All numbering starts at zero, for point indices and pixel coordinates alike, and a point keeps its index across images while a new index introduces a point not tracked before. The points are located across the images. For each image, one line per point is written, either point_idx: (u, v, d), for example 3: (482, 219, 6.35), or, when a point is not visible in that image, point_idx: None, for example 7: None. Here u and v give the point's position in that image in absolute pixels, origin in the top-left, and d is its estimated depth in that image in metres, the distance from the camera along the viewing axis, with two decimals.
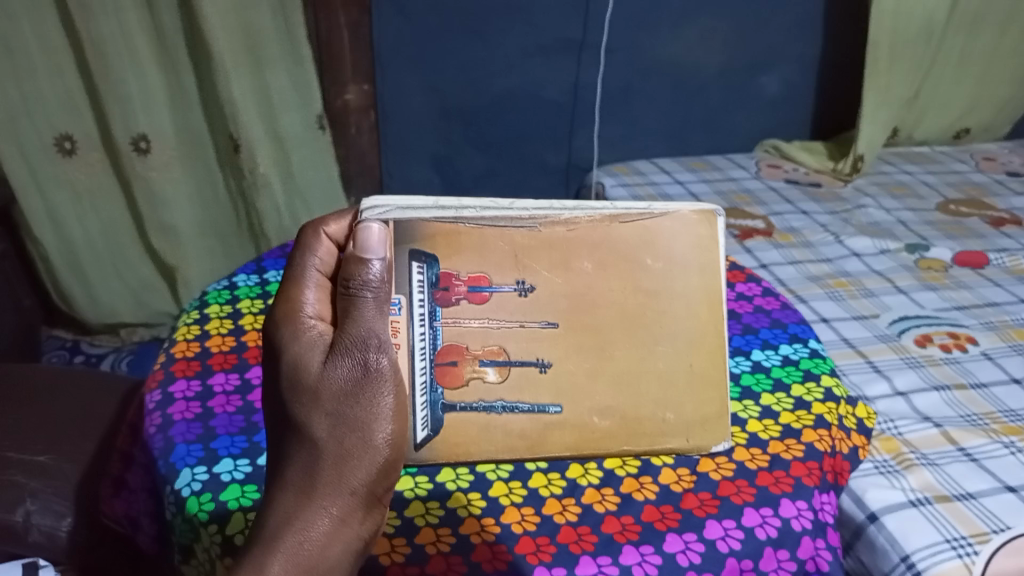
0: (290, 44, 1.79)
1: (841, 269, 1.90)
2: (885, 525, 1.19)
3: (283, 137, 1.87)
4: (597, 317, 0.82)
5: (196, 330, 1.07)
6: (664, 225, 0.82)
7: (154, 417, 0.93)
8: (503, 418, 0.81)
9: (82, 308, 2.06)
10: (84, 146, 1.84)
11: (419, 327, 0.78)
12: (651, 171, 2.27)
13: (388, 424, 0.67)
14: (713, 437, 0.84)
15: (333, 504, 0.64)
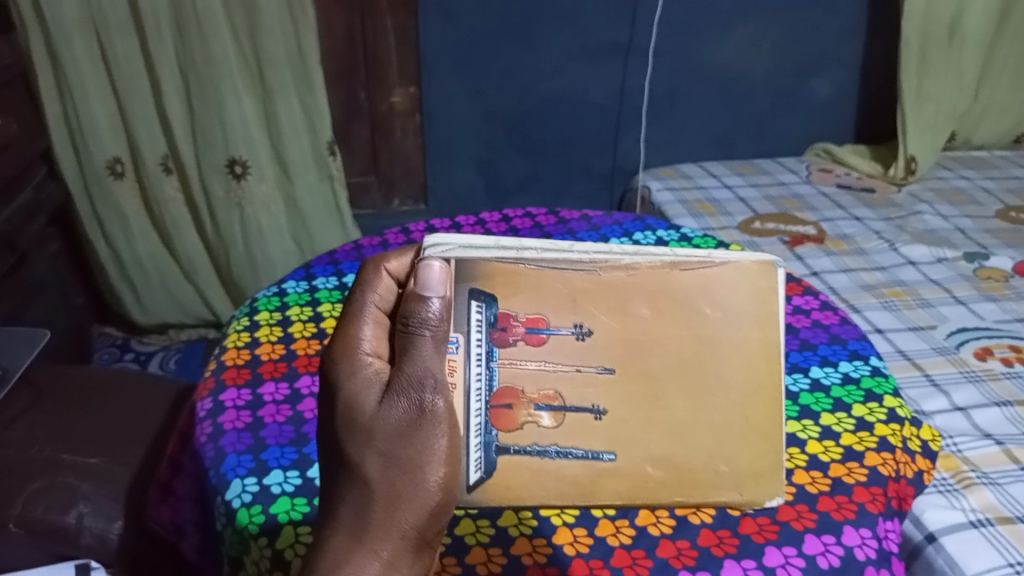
0: (300, 70, 1.84)
1: (896, 278, 1.84)
2: (943, 547, 1.15)
3: (287, 163, 1.95)
4: (651, 362, 0.78)
5: (247, 337, 1.07)
6: (724, 275, 0.77)
7: (205, 425, 0.93)
8: (556, 463, 0.76)
9: (130, 310, 2.16)
10: (130, 169, 1.96)
11: (476, 367, 0.75)
12: (699, 175, 2.25)
13: (440, 466, 0.65)
14: (768, 492, 0.79)
15: (383, 547, 0.63)
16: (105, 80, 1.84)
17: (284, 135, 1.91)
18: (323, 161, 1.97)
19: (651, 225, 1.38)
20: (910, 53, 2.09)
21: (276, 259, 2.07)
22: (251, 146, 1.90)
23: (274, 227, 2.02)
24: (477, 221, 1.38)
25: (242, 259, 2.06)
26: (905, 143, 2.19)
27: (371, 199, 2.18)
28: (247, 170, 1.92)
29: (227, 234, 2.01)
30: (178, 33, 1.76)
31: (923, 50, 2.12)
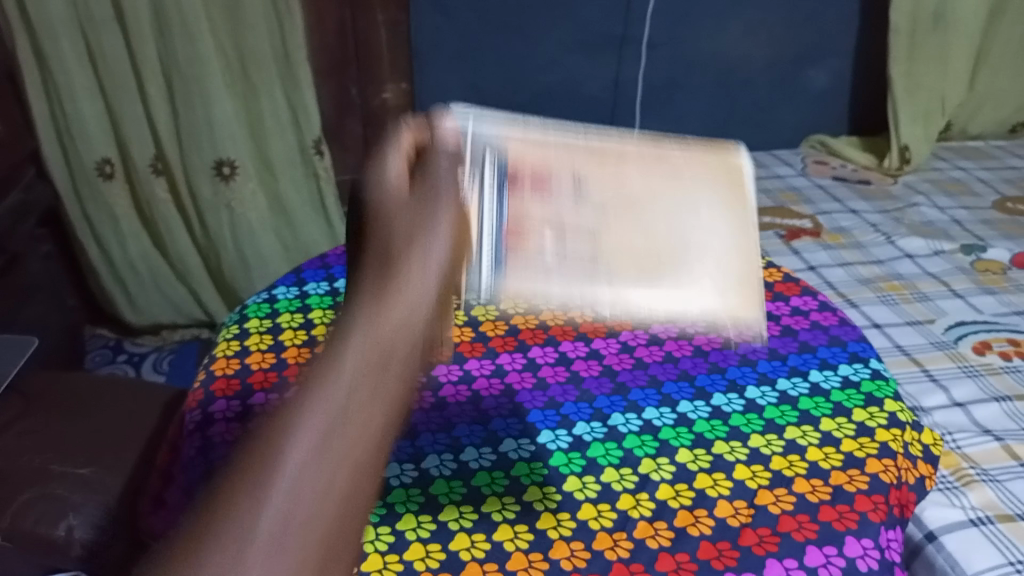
0: (286, 68, 1.83)
1: (894, 271, 1.83)
2: (944, 546, 1.13)
3: (272, 161, 1.94)
4: (641, 202, 0.76)
5: (236, 346, 1.05)
6: (689, 152, 0.82)
7: (194, 438, 0.92)
8: (560, 290, 0.66)
9: (122, 311, 2.13)
10: (120, 170, 1.92)
11: (487, 193, 0.67)
12: None
13: (430, 293, 0.47)
14: (751, 302, 0.74)
15: (359, 362, 0.43)
16: (93, 80, 1.80)
17: (267, 132, 1.90)
18: (308, 159, 1.97)
19: None
20: (899, 42, 2.08)
21: (266, 258, 2.05)
22: (237, 145, 1.88)
23: (263, 225, 2.01)
24: None
25: (233, 260, 2.04)
26: (896, 132, 2.19)
27: None
28: (235, 170, 1.91)
29: (216, 236, 1.99)
30: (158, 36, 1.74)
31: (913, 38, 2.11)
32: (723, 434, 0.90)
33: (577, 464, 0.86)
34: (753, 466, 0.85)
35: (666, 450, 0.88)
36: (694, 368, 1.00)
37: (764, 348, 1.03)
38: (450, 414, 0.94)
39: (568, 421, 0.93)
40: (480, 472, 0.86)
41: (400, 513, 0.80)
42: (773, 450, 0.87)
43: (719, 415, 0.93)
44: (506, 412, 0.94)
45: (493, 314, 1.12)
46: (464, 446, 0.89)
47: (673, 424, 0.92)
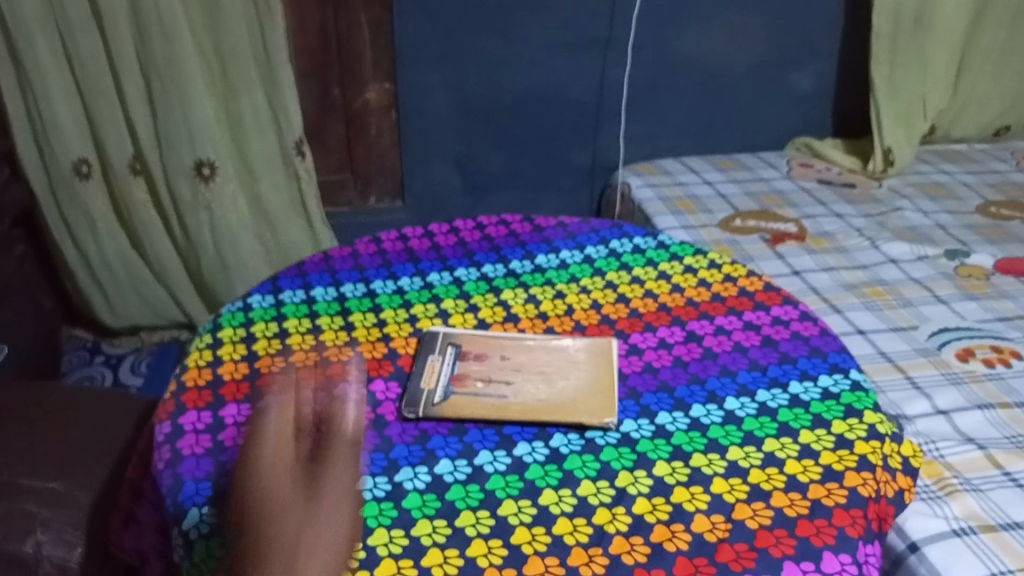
0: (267, 69, 1.80)
1: (877, 277, 1.82)
2: (926, 557, 1.13)
3: (253, 163, 1.90)
4: None
5: (208, 356, 1.03)
6: None
7: (161, 450, 0.89)
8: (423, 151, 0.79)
9: (100, 313, 2.10)
10: (98, 170, 1.90)
11: None
12: (679, 171, 2.22)
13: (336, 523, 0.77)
14: None
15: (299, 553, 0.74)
16: (70, 79, 1.78)
17: (247, 133, 1.87)
18: (289, 161, 1.93)
19: (628, 232, 1.35)
20: (880, 44, 2.09)
21: (246, 261, 2.01)
22: (217, 146, 1.85)
23: (243, 228, 1.97)
24: (450, 228, 1.35)
25: (213, 263, 2.00)
26: (879, 133, 2.19)
27: (348, 196, 2.11)
28: (215, 171, 1.87)
29: (196, 237, 1.96)
30: (138, 35, 1.71)
31: (893, 42, 2.11)
32: (701, 446, 0.88)
33: (553, 477, 0.84)
34: (731, 480, 0.83)
35: (643, 463, 0.86)
36: (674, 379, 0.99)
37: (743, 358, 1.02)
38: (424, 425, 0.92)
39: (545, 433, 0.91)
40: (455, 486, 0.84)
41: (373, 527, 0.79)
42: (750, 463, 0.85)
43: (698, 427, 0.91)
44: (482, 423, 0.92)
45: (471, 322, 1.10)
46: (439, 458, 0.87)
47: (650, 436, 0.90)
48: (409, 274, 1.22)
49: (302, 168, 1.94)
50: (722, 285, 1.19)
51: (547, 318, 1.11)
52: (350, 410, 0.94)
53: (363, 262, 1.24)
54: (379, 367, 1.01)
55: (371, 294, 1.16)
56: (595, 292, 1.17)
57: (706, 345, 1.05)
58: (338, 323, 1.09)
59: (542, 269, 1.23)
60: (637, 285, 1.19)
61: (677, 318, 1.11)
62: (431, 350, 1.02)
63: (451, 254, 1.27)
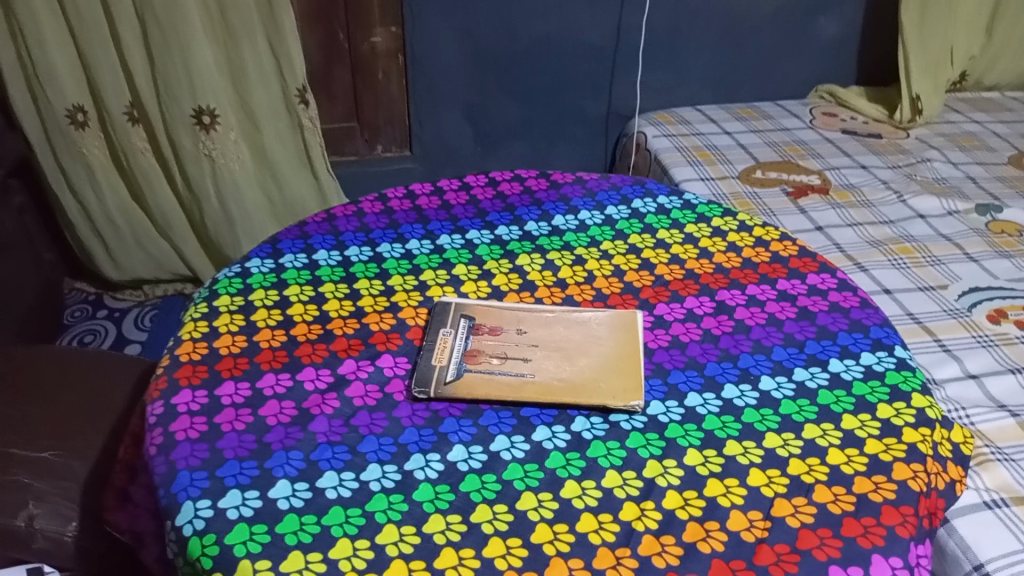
0: (268, 12, 1.70)
1: (905, 233, 1.74)
2: (956, 530, 1.06)
3: (255, 111, 1.82)
4: None
5: (204, 327, 0.96)
6: None
7: (155, 434, 0.83)
8: None
9: (102, 266, 2.04)
10: (95, 119, 1.81)
11: None
12: (698, 120, 2.12)
13: None
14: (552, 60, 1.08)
15: None
16: (61, 21, 1.67)
17: (248, 80, 1.77)
18: (292, 109, 1.84)
19: (651, 191, 1.26)
20: None
21: (250, 212, 1.95)
22: (218, 94, 1.76)
23: (246, 177, 1.90)
24: (462, 185, 1.27)
25: (216, 215, 1.93)
26: (907, 83, 2.07)
27: (353, 146, 2.02)
28: (216, 120, 1.79)
29: (199, 189, 1.89)
30: None
31: None
32: (735, 433, 0.82)
33: (576, 467, 0.79)
34: (769, 471, 0.77)
35: (673, 451, 0.80)
36: (703, 355, 0.92)
37: (778, 333, 0.95)
38: (436, 406, 0.86)
39: (566, 416, 0.85)
40: (469, 476, 0.78)
41: (382, 523, 0.73)
42: (789, 452, 0.79)
43: (730, 411, 0.85)
44: (498, 404, 0.86)
45: (485, 291, 1.03)
46: (452, 444, 0.82)
47: (680, 420, 0.84)
48: (418, 236, 1.14)
49: (306, 117, 1.85)
50: (753, 251, 1.11)
51: (566, 286, 1.04)
52: (358, 389, 0.88)
53: (369, 223, 1.16)
54: (388, 340, 0.94)
55: (378, 259, 1.09)
56: (617, 257, 1.10)
57: (738, 317, 0.97)
58: (344, 292, 1.02)
59: (559, 231, 1.16)
60: (662, 250, 1.11)
61: (706, 287, 1.03)
62: (442, 324, 0.95)
63: (462, 214, 1.19)
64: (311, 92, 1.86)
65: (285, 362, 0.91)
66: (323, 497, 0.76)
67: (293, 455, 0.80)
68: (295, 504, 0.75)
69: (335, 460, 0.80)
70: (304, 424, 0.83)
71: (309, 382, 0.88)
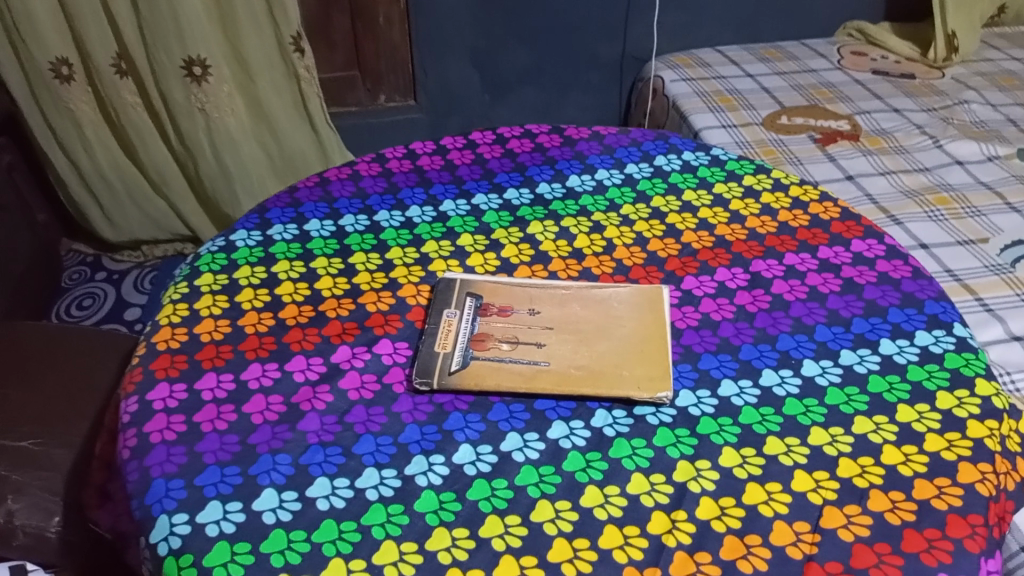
0: None
1: (942, 181, 1.60)
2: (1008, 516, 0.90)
3: (248, 61, 1.70)
4: None
5: (184, 311, 0.87)
6: None
7: (128, 436, 0.74)
8: None
9: (98, 226, 1.95)
10: (81, 72, 1.70)
11: None
12: (719, 63, 1.98)
13: None
14: None
15: None
16: None
17: (240, 27, 1.65)
18: (287, 57, 1.72)
19: (675, 146, 1.15)
20: None
21: (248, 167, 1.85)
22: (208, 43, 1.64)
23: (242, 131, 1.80)
24: (467, 143, 1.16)
25: (213, 171, 1.83)
26: (942, 18, 1.92)
27: (356, 96, 1.90)
28: (208, 71, 1.67)
29: (193, 144, 1.78)
30: None
31: None
32: (776, 428, 0.73)
33: (597, 471, 0.70)
34: (816, 474, 0.69)
35: (707, 451, 0.71)
36: (737, 336, 0.82)
37: (821, 309, 0.85)
38: (440, 399, 0.77)
39: (586, 409, 0.76)
40: (478, 481, 0.69)
41: (379, 539, 0.65)
42: (838, 451, 0.70)
43: (770, 402, 0.75)
44: (510, 395, 0.77)
45: (493, 265, 0.93)
46: (458, 444, 0.73)
47: (713, 413, 0.74)
48: (418, 202, 1.04)
49: (302, 65, 1.73)
50: (789, 214, 1.00)
51: (583, 257, 0.94)
52: (353, 380, 0.79)
53: (365, 187, 1.06)
54: (386, 323, 0.85)
55: (375, 229, 0.99)
56: (638, 223, 0.99)
57: (776, 291, 0.87)
58: (337, 268, 0.93)
59: (574, 194, 1.05)
60: (688, 214, 1.00)
61: (738, 256, 0.93)
62: (446, 304, 0.85)
63: (467, 176, 1.09)
64: (307, 38, 1.74)
65: (272, 351, 0.82)
66: (314, 508, 0.67)
67: (280, 459, 0.71)
68: (281, 517, 0.66)
69: (327, 465, 0.71)
70: (293, 422, 0.75)
71: (298, 373, 0.79)
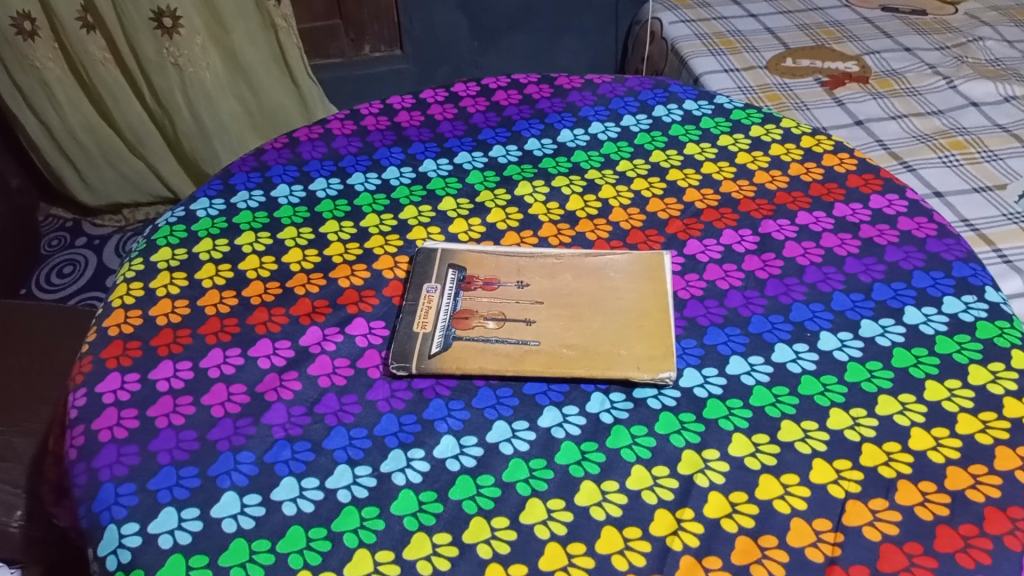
0: None
1: (957, 124, 1.50)
2: None
3: (222, 11, 1.58)
4: None
5: (139, 291, 0.79)
6: None
7: (75, 434, 0.67)
8: None
9: (74, 189, 1.86)
10: (45, 27, 1.57)
11: None
12: (719, 2, 1.86)
13: None
14: None
15: None
16: None
17: None
18: (262, 6, 1.61)
19: (676, 95, 1.06)
20: None
21: (227, 123, 1.75)
22: None
23: (219, 86, 1.69)
24: (448, 96, 1.07)
25: (190, 130, 1.74)
26: None
27: (339, 46, 1.79)
28: (180, 24, 1.55)
29: (167, 101, 1.68)
30: None
31: None
32: (791, 411, 0.66)
33: (593, 464, 0.63)
34: (836, 463, 0.62)
35: (714, 439, 0.64)
36: (747, 307, 0.75)
37: (838, 274, 0.77)
38: (419, 384, 0.70)
39: (580, 393, 0.68)
40: (461, 479, 0.62)
41: (351, 548, 0.58)
42: (861, 436, 0.63)
43: (783, 381, 0.68)
44: (496, 379, 0.70)
45: (477, 232, 0.85)
46: (440, 435, 0.66)
47: (721, 395, 0.67)
48: (396, 162, 0.95)
49: (279, 14, 1.62)
50: (801, 167, 0.91)
51: (576, 222, 0.85)
52: (323, 365, 0.71)
53: (338, 147, 0.97)
54: (360, 300, 0.77)
55: (349, 194, 0.90)
56: (636, 181, 0.91)
57: (788, 255, 0.80)
58: (307, 239, 0.85)
59: (566, 150, 0.97)
60: (690, 170, 0.92)
61: (746, 216, 0.85)
62: (426, 277, 0.77)
63: (449, 133, 1.00)
64: None
65: (235, 334, 0.74)
66: (280, 514, 0.60)
67: (242, 457, 0.64)
68: (243, 525, 0.60)
69: (294, 463, 0.64)
70: (257, 415, 0.67)
71: (263, 358, 0.72)
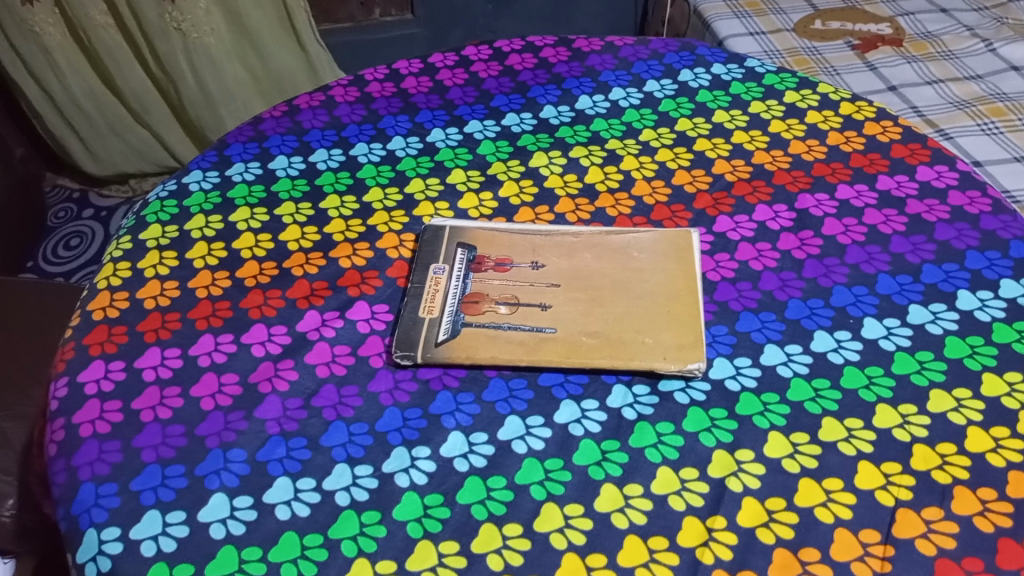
0: None
1: (997, 89, 1.41)
2: None
3: None
4: None
5: (126, 271, 0.73)
6: None
7: (55, 428, 0.62)
8: None
9: (79, 159, 1.80)
10: None
11: None
12: None
13: None
14: None
15: None
16: None
17: None
18: None
19: (704, 58, 0.98)
20: None
21: (232, 90, 1.69)
22: None
23: (224, 51, 1.62)
24: (459, 60, 1.00)
25: (195, 96, 1.68)
26: None
27: (348, 10, 1.72)
28: None
29: (171, 67, 1.61)
30: None
31: None
32: (833, 407, 0.60)
33: (615, 465, 0.57)
34: (885, 466, 0.56)
35: (748, 438, 0.58)
36: (783, 290, 0.68)
37: (883, 255, 0.71)
38: (425, 374, 0.64)
39: (601, 385, 0.63)
40: (471, 480, 0.57)
41: (350, 558, 0.53)
42: (912, 436, 0.57)
43: (824, 373, 0.62)
44: (509, 369, 0.64)
45: (489, 207, 0.79)
46: (447, 432, 0.60)
47: (756, 388, 0.61)
48: (403, 131, 0.89)
49: None
50: (840, 136, 0.84)
51: (596, 196, 0.79)
52: (322, 353, 0.66)
53: (342, 116, 0.91)
54: (363, 282, 0.72)
55: (352, 166, 0.84)
56: (660, 152, 0.84)
57: (827, 233, 0.73)
58: (307, 215, 0.79)
59: (585, 118, 0.90)
60: (719, 140, 0.85)
61: (781, 190, 0.78)
62: (433, 258, 0.71)
63: (459, 100, 0.94)
64: None
65: (227, 319, 0.69)
66: (272, 518, 0.55)
67: (233, 455, 0.59)
68: (232, 531, 0.55)
69: (289, 462, 0.59)
70: (250, 408, 0.62)
71: (257, 346, 0.67)
